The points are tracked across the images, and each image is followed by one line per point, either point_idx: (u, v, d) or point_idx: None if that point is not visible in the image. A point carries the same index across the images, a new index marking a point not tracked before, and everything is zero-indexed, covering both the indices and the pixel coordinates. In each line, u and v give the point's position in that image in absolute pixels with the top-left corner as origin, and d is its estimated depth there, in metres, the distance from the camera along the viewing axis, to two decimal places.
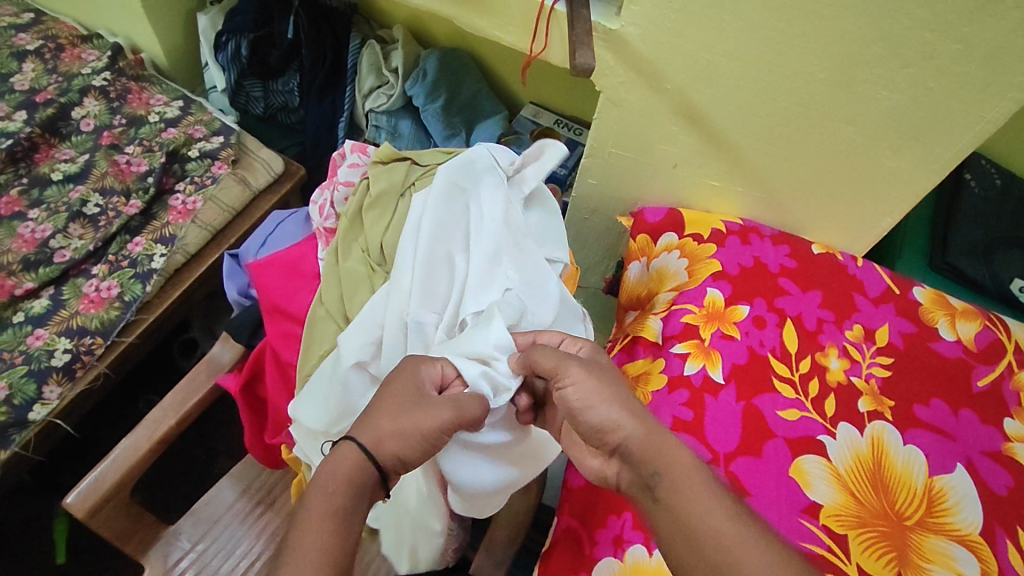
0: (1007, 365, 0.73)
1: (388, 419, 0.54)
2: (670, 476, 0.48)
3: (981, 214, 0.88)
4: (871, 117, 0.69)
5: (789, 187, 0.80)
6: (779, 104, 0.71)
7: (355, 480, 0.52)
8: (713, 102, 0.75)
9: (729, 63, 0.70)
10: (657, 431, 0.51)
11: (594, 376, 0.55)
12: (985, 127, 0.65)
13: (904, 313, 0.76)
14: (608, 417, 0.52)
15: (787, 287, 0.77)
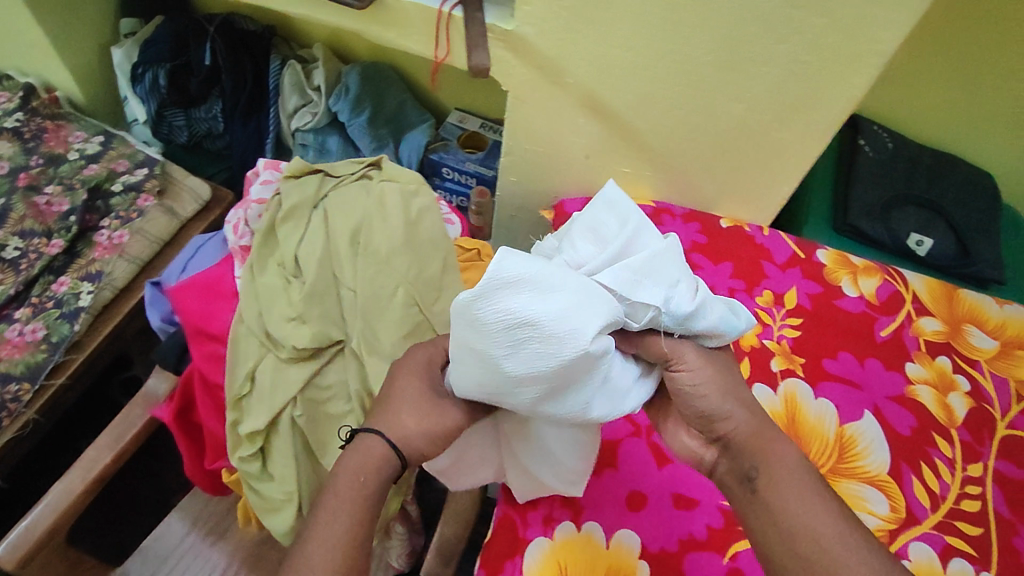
0: (906, 314, 0.78)
1: (412, 419, 0.56)
2: (776, 478, 0.52)
3: (878, 175, 0.92)
4: (755, 93, 0.73)
5: (695, 168, 0.83)
6: (673, 88, 0.75)
7: (375, 477, 0.55)
8: (613, 94, 0.78)
9: (622, 53, 0.73)
10: (763, 433, 0.54)
11: (709, 365, 0.54)
12: (857, 92, 0.70)
13: (810, 275, 0.80)
14: (725, 406, 0.54)
15: (699, 262, 0.80)
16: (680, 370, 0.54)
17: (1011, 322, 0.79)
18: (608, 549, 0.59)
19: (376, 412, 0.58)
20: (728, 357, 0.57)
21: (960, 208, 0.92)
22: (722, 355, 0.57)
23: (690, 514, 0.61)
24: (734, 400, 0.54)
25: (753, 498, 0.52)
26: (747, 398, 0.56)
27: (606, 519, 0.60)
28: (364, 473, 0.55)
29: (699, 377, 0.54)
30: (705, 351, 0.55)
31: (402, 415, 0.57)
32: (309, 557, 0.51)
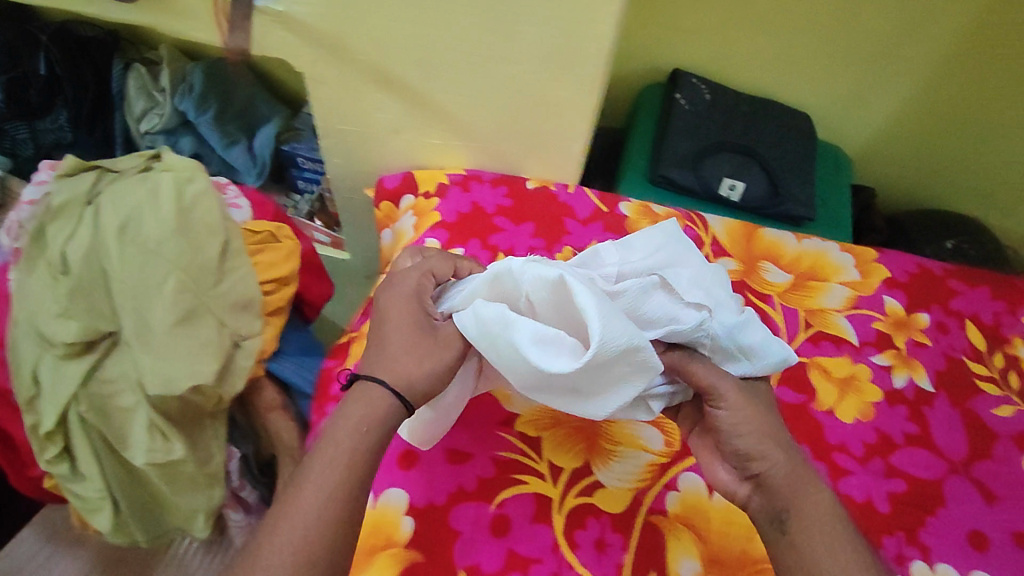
0: (703, 258, 0.80)
1: (408, 360, 0.54)
2: (805, 523, 0.51)
3: (692, 126, 0.92)
4: (527, 53, 0.70)
5: (496, 135, 0.81)
6: (451, 57, 0.73)
7: (378, 428, 0.52)
8: (398, 65, 0.76)
9: (393, 25, 0.71)
10: (800, 474, 0.54)
11: (751, 406, 0.56)
12: (605, 44, 0.67)
13: (611, 228, 0.82)
14: (760, 447, 0.55)
15: (501, 225, 0.81)
16: (723, 404, 0.56)
17: (806, 255, 0.81)
18: (375, 508, 0.62)
19: (371, 356, 0.55)
20: (770, 396, 0.59)
21: (775, 151, 0.92)
22: (764, 388, 0.59)
23: (461, 468, 0.64)
24: (774, 439, 0.55)
25: (782, 541, 0.52)
26: (789, 443, 0.56)
27: (377, 481, 0.64)
28: (366, 425, 0.51)
29: (739, 415, 0.55)
30: (745, 389, 0.57)
31: (401, 357, 0.54)
32: (305, 507, 0.47)
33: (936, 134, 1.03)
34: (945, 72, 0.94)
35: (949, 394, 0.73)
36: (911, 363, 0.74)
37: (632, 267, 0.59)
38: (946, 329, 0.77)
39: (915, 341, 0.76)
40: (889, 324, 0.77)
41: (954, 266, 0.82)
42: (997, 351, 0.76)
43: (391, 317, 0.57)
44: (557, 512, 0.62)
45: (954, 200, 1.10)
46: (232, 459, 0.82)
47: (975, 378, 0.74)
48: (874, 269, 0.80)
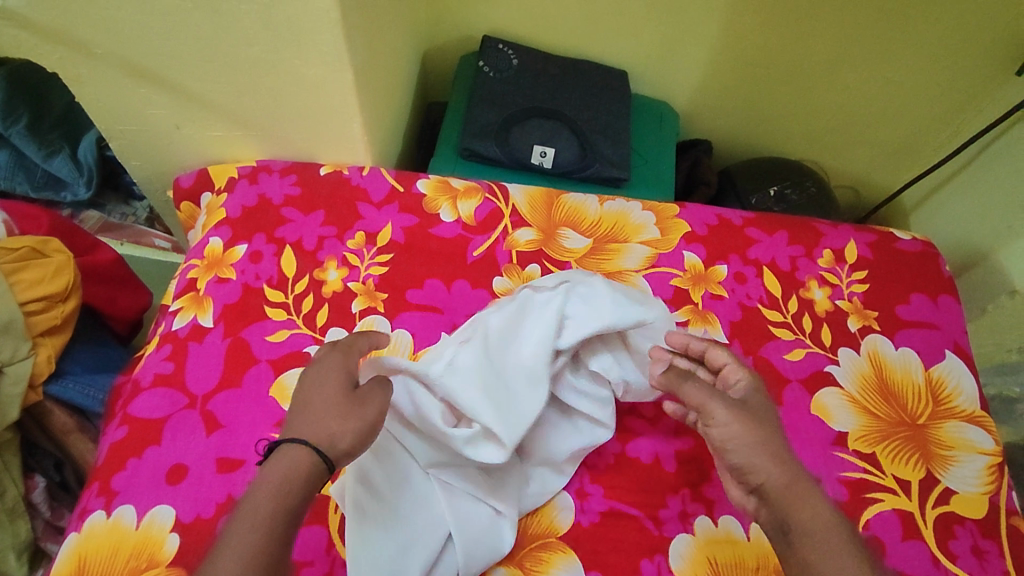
0: (502, 229, 0.78)
1: (335, 421, 0.49)
2: (812, 531, 0.46)
3: (497, 95, 0.91)
4: (260, 34, 0.66)
5: (275, 120, 0.78)
6: (190, 42, 0.68)
7: (295, 484, 0.46)
8: (147, 56, 0.71)
9: (117, 13, 0.65)
10: (798, 483, 0.49)
11: (743, 420, 0.52)
12: (332, 15, 0.63)
13: (407, 208, 0.79)
14: (755, 458, 0.50)
15: (289, 216, 0.77)
16: (715, 416, 0.53)
17: (607, 217, 0.80)
18: (138, 529, 0.58)
19: (293, 417, 0.50)
20: (768, 410, 0.55)
21: (585, 113, 0.92)
22: (755, 398, 0.56)
23: (231, 475, 0.61)
24: (772, 449, 0.51)
25: (792, 555, 0.47)
26: (785, 455, 0.51)
27: (142, 499, 0.59)
28: (283, 489, 0.45)
29: (730, 429, 0.52)
30: (742, 405, 0.54)
31: (322, 419, 0.49)
32: None
33: (760, 83, 1.02)
34: (747, 20, 0.93)
35: (742, 343, 0.72)
36: (705, 316, 0.74)
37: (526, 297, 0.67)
38: (743, 278, 0.77)
39: (711, 294, 0.75)
40: (687, 279, 0.76)
41: (753, 214, 0.82)
42: (792, 295, 0.76)
43: (321, 386, 0.51)
44: (334, 513, 0.60)
45: (788, 145, 1.11)
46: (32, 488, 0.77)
47: (769, 325, 0.74)
48: (674, 226, 0.80)
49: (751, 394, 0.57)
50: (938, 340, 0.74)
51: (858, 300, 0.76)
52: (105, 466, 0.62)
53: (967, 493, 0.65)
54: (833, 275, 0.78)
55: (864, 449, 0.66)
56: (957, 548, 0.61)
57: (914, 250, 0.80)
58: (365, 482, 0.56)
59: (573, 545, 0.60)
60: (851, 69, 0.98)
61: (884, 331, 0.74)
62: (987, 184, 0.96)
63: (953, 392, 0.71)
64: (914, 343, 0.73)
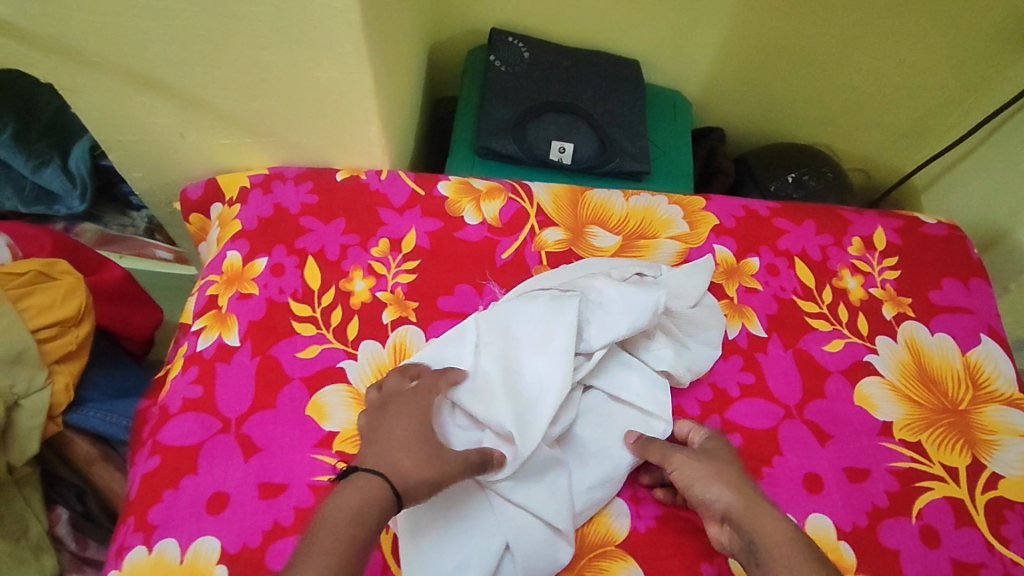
0: (529, 230, 0.76)
1: (408, 455, 0.49)
2: (778, 549, 0.50)
3: (511, 91, 0.89)
4: (272, 36, 0.63)
5: (287, 125, 0.75)
6: (196, 47, 0.64)
7: (367, 517, 0.46)
8: (150, 63, 0.67)
9: (117, 19, 0.61)
10: (756, 505, 0.53)
11: (698, 458, 0.56)
12: (349, 14, 0.60)
13: (430, 212, 0.77)
14: (713, 491, 0.53)
15: (309, 225, 0.74)
16: (679, 459, 0.56)
17: (634, 213, 0.79)
18: (183, 563, 0.55)
19: (368, 447, 0.50)
20: (726, 446, 0.58)
21: (601, 106, 0.90)
22: (715, 441, 0.59)
23: (274, 501, 0.58)
24: (734, 480, 0.54)
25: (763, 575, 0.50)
26: (738, 484, 0.54)
27: (183, 531, 0.57)
28: (360, 515, 0.46)
29: (685, 468, 0.55)
30: (696, 449, 0.57)
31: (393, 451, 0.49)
32: None
33: (773, 69, 1.01)
34: (761, 5, 0.91)
35: (781, 336, 0.71)
36: (742, 310, 0.72)
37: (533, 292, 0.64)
38: (776, 270, 0.76)
39: (746, 287, 0.74)
40: (721, 273, 0.75)
41: (779, 205, 0.81)
42: (825, 285, 0.75)
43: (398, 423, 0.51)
44: (385, 533, 0.56)
45: (800, 129, 1.10)
46: (59, 519, 0.75)
47: (805, 317, 0.73)
48: (702, 219, 0.79)
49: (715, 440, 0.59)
50: (973, 324, 0.74)
51: (891, 287, 0.76)
52: (138, 499, 0.59)
53: (1014, 476, 0.65)
54: (864, 263, 0.77)
55: (910, 438, 0.66)
56: (1010, 533, 0.62)
57: (940, 234, 0.80)
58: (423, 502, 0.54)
59: (633, 554, 0.58)
60: (863, 52, 0.97)
61: (919, 317, 0.74)
62: (1001, 163, 0.96)
63: (991, 375, 0.71)
64: (949, 328, 0.73)
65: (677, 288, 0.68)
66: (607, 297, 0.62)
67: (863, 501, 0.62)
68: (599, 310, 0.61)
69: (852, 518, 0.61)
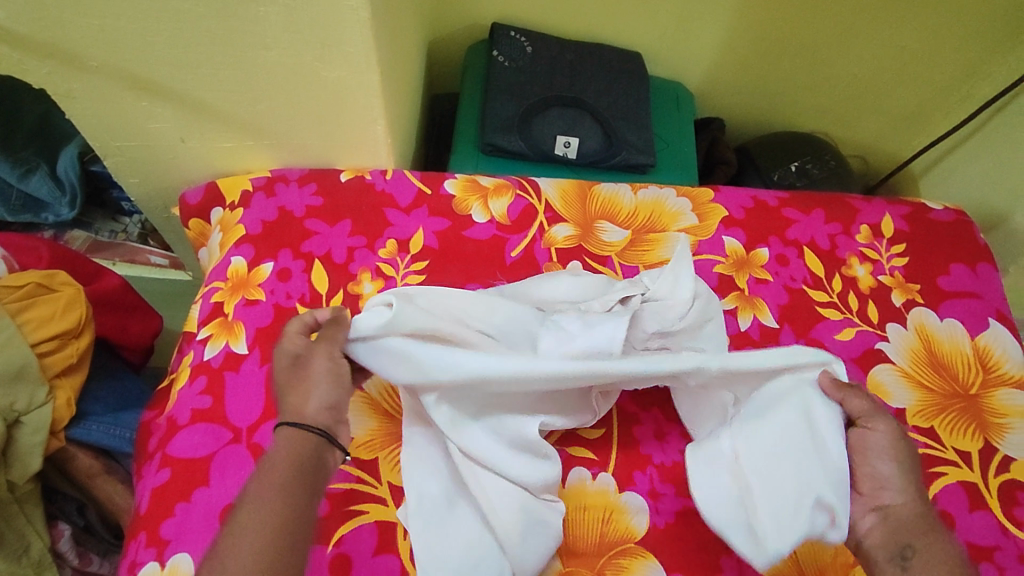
0: (538, 227, 0.76)
1: (295, 394, 0.54)
2: (934, 561, 0.49)
3: (514, 85, 0.87)
4: (279, 37, 0.61)
5: (291, 127, 0.73)
6: (199, 49, 0.62)
7: (296, 458, 0.49)
8: (150, 66, 0.65)
9: (117, 22, 0.60)
10: (930, 519, 0.52)
11: (897, 444, 0.55)
12: (359, 13, 0.58)
13: (437, 212, 0.76)
14: (893, 478, 0.54)
15: (315, 228, 0.73)
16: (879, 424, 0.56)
17: (643, 206, 0.78)
18: None
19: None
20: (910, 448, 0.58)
21: (605, 99, 0.89)
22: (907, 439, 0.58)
23: None
24: (914, 481, 0.54)
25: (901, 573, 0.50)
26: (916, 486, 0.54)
27: (197, 544, 0.57)
28: (295, 461, 0.49)
29: (879, 443, 0.55)
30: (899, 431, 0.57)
31: (292, 398, 0.53)
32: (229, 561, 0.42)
33: (774, 59, 1.01)
34: None
35: (793, 326, 0.72)
36: (754, 302, 0.73)
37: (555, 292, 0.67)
38: (786, 261, 0.76)
39: (756, 278, 0.74)
40: (731, 265, 0.75)
41: (787, 194, 0.81)
42: (835, 274, 0.75)
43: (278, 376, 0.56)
44: (403, 538, 0.58)
45: (800, 118, 1.11)
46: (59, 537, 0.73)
47: (817, 306, 0.73)
48: (711, 211, 0.78)
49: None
50: (981, 309, 0.74)
51: (900, 275, 0.76)
52: (149, 513, 0.58)
53: None
54: (873, 250, 0.77)
55: (924, 424, 0.67)
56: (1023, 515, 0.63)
57: (948, 220, 0.80)
58: (424, 501, 0.57)
59: (652, 550, 0.59)
60: (865, 38, 0.96)
61: (928, 304, 0.74)
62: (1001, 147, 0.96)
63: (1000, 359, 0.72)
64: (958, 313, 0.74)
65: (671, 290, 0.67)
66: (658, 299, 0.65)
67: None
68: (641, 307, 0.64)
69: None
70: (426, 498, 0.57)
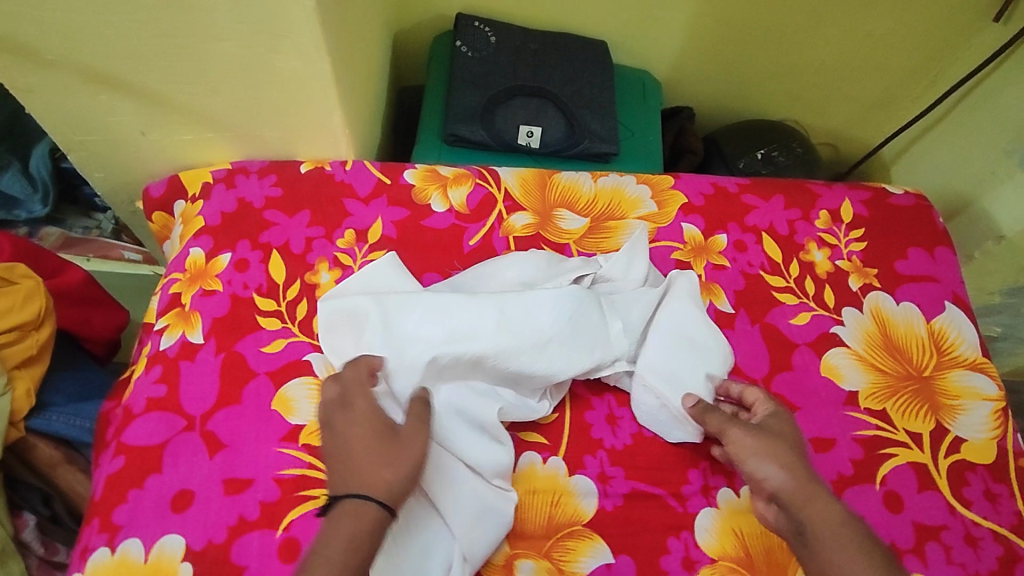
0: (496, 216, 0.76)
1: (387, 468, 0.51)
2: (826, 538, 0.51)
3: (478, 75, 0.87)
4: (230, 29, 0.61)
5: (250, 119, 0.73)
6: (152, 41, 0.62)
7: (361, 535, 0.48)
8: (106, 59, 0.65)
9: (68, 15, 0.60)
10: (812, 490, 0.53)
11: (755, 435, 0.56)
12: (306, 3, 0.58)
13: (396, 201, 0.76)
14: (766, 471, 0.54)
15: (273, 219, 0.74)
16: (730, 428, 0.57)
17: (602, 193, 0.78)
18: (148, 561, 0.57)
19: (342, 477, 0.51)
20: (783, 422, 0.59)
21: (569, 88, 0.89)
22: (771, 419, 0.59)
23: (240, 497, 0.60)
24: (784, 462, 0.55)
25: (807, 555, 0.52)
26: (789, 460, 0.55)
27: (148, 530, 0.58)
28: (355, 541, 0.47)
29: (743, 443, 0.56)
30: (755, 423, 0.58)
31: (363, 470, 0.51)
32: None
33: (743, 46, 1.01)
34: None
35: (748, 312, 0.72)
36: (710, 288, 0.73)
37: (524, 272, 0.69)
38: (744, 246, 0.76)
39: (713, 265, 0.75)
40: (688, 252, 0.75)
41: (747, 180, 0.81)
42: (793, 259, 0.76)
43: (359, 439, 0.53)
44: None
45: (772, 105, 1.10)
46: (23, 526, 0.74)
47: (773, 291, 0.73)
48: (671, 198, 0.78)
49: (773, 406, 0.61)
50: (937, 292, 0.74)
51: (858, 259, 0.76)
52: (103, 500, 0.60)
53: (976, 439, 0.67)
54: (832, 235, 0.77)
55: (875, 407, 0.67)
56: (971, 494, 0.64)
57: (907, 204, 0.81)
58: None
59: (600, 532, 0.60)
60: (832, 26, 0.97)
61: (885, 288, 0.74)
62: (966, 133, 0.97)
63: (956, 341, 0.72)
64: (914, 296, 0.74)
65: (623, 276, 0.70)
66: (622, 286, 0.69)
67: (830, 469, 0.64)
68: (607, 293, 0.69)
69: None
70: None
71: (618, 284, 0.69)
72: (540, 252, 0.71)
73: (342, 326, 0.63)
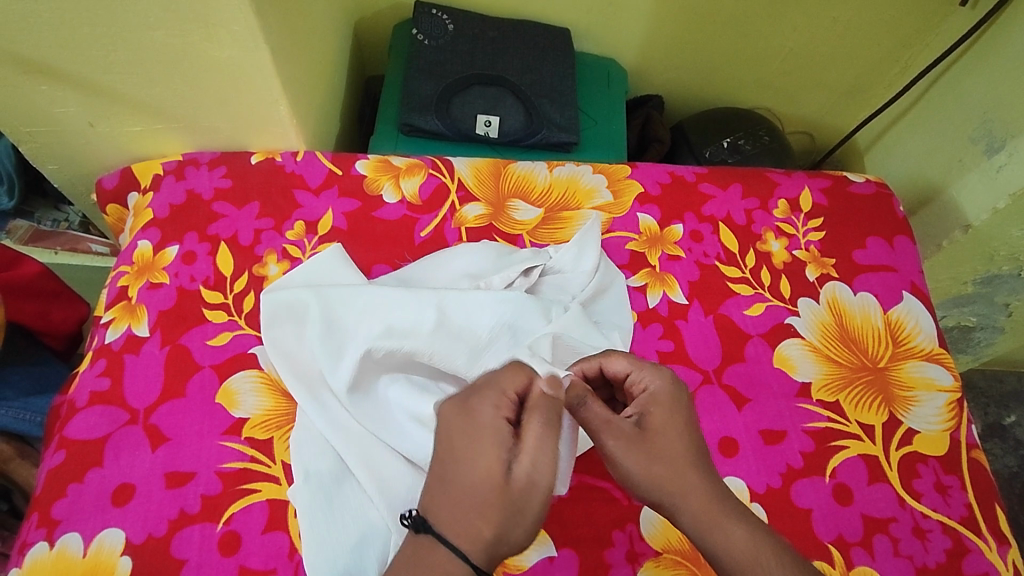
0: (449, 207, 0.75)
1: (494, 524, 0.43)
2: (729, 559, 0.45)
3: (435, 64, 0.88)
4: (162, 17, 0.60)
5: (197, 109, 0.73)
6: (85, 30, 0.62)
7: None
8: (39, 48, 0.64)
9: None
10: (712, 509, 0.47)
11: (640, 451, 0.49)
12: None
13: (347, 192, 0.75)
14: (653, 495, 0.48)
15: (222, 211, 0.73)
16: (612, 443, 0.49)
17: (557, 183, 0.78)
18: (86, 557, 0.55)
19: (443, 510, 0.44)
20: (669, 411, 0.51)
21: (528, 77, 0.90)
22: (656, 413, 0.51)
23: (181, 490, 0.58)
24: (675, 477, 0.48)
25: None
26: (678, 477, 0.48)
27: (87, 524, 0.56)
28: None
29: (624, 463, 0.49)
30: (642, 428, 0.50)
31: (477, 525, 0.43)
32: None
33: (702, 30, 1.01)
34: None
35: (702, 302, 0.71)
36: (664, 279, 0.72)
37: (472, 269, 0.68)
38: (699, 236, 0.75)
39: (668, 255, 0.73)
40: (644, 242, 0.74)
41: (705, 170, 0.80)
42: (749, 249, 0.75)
43: (473, 468, 0.44)
44: (293, 517, 0.57)
45: (737, 89, 1.11)
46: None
47: (727, 282, 0.72)
48: (626, 188, 0.77)
49: (657, 391, 0.53)
50: (895, 282, 0.74)
51: (815, 249, 0.75)
52: (44, 495, 0.58)
53: (929, 432, 0.66)
54: (790, 225, 0.77)
55: (828, 398, 0.66)
56: (922, 487, 0.62)
57: (868, 192, 0.81)
58: (311, 478, 0.58)
59: (544, 525, 0.59)
60: (798, 9, 0.97)
61: (842, 278, 0.74)
62: (937, 119, 0.96)
63: (912, 332, 0.71)
64: (872, 287, 0.73)
65: (570, 269, 0.68)
66: (570, 277, 0.68)
67: (777, 462, 0.62)
68: (555, 286, 0.67)
69: (766, 480, 0.61)
70: (314, 474, 0.58)
71: (567, 276, 0.68)
72: (492, 244, 0.71)
73: (285, 320, 0.64)
